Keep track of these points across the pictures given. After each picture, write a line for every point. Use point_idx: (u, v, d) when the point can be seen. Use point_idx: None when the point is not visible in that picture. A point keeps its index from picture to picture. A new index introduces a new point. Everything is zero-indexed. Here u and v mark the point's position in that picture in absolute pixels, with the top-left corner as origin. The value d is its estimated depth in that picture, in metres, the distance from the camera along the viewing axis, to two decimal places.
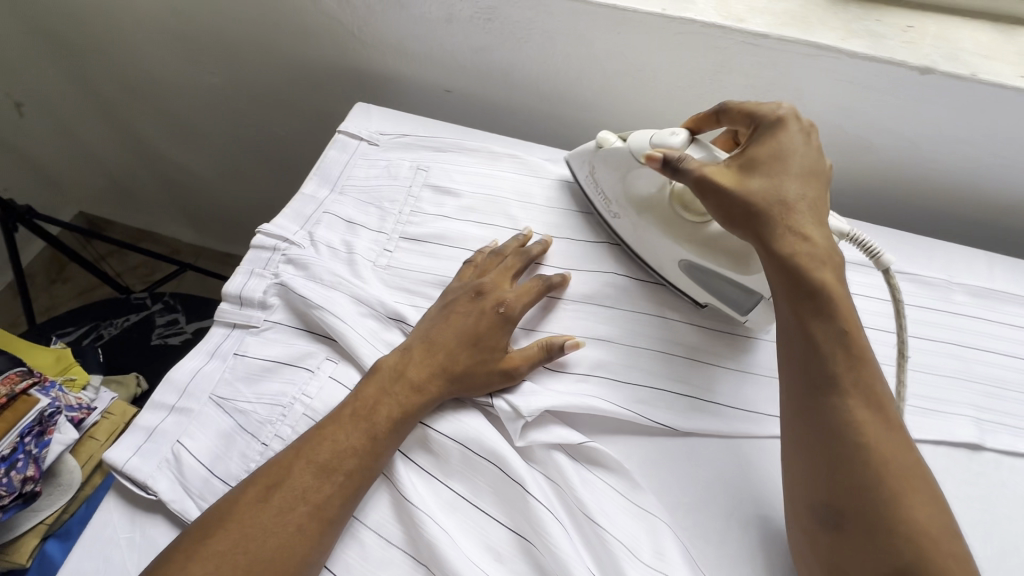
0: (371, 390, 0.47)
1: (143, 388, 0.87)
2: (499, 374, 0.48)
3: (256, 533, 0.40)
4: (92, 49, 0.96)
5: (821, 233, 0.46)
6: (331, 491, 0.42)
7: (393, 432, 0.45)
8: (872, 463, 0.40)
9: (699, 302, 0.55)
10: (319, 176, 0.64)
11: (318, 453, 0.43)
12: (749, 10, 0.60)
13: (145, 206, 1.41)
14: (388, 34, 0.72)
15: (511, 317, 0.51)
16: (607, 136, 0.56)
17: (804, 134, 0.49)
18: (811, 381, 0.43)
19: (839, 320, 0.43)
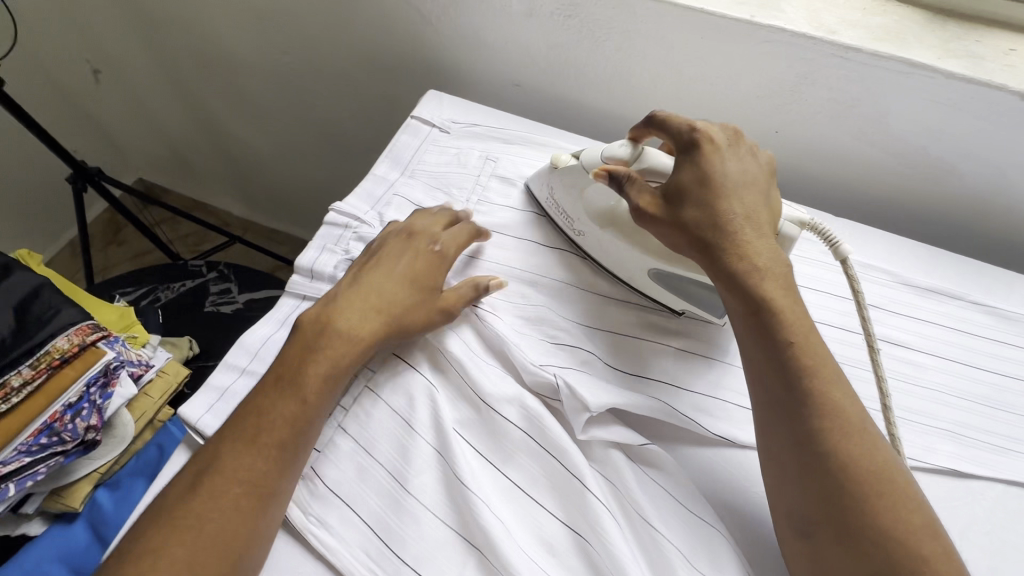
0: (297, 350, 0.46)
1: (194, 352, 0.90)
2: (439, 314, 0.49)
3: (189, 522, 0.39)
4: (170, 22, 1.00)
5: (765, 244, 0.47)
6: (262, 464, 0.42)
7: (324, 391, 0.45)
8: (829, 472, 0.40)
9: (676, 310, 0.55)
10: (390, 159, 0.65)
11: (243, 429, 0.43)
12: (841, 22, 0.58)
13: (201, 177, 1.46)
14: (465, 24, 0.73)
15: (444, 259, 0.53)
16: (560, 155, 0.57)
17: (729, 148, 0.50)
18: (767, 399, 0.44)
19: (785, 336, 0.44)
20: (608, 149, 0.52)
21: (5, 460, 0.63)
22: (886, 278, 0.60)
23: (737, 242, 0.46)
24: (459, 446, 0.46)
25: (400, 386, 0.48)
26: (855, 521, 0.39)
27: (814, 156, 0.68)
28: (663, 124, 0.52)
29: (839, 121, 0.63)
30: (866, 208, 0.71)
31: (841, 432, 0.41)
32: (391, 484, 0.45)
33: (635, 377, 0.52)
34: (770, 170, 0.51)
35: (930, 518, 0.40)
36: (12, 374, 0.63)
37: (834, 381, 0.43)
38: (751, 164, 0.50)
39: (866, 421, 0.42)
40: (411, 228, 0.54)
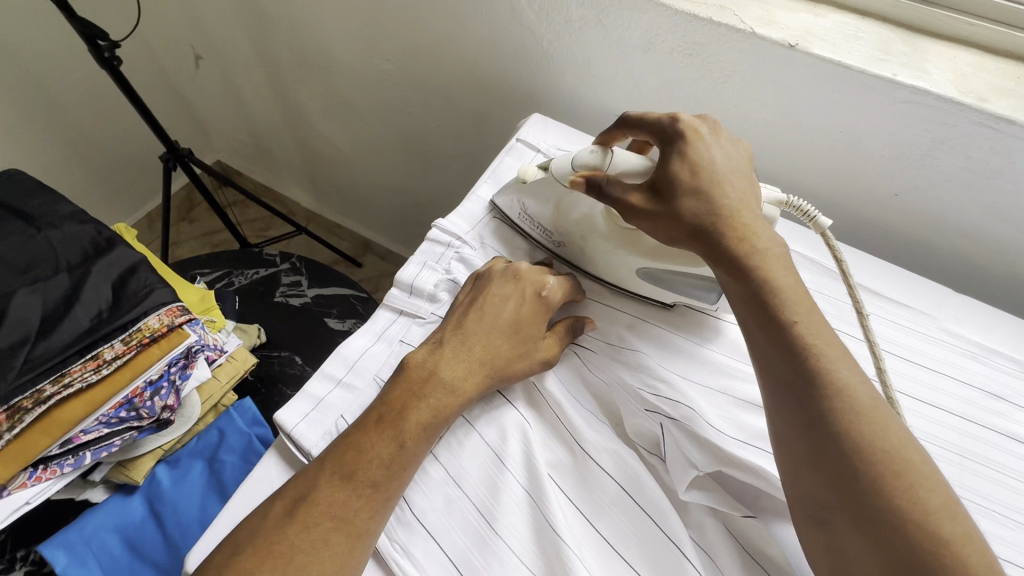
0: (401, 390, 0.45)
1: (261, 340, 0.92)
2: (541, 363, 0.48)
3: (281, 550, 0.38)
4: (277, 17, 1.03)
5: (761, 228, 0.46)
6: (358, 504, 0.40)
7: (422, 437, 0.44)
8: (831, 454, 0.37)
9: (668, 303, 0.56)
10: (493, 180, 0.65)
11: (342, 461, 0.42)
12: (993, 90, 0.54)
13: (276, 165, 1.50)
14: (576, 52, 0.73)
15: (548, 304, 0.51)
16: (528, 168, 0.57)
17: (713, 133, 0.49)
18: (772, 386, 0.41)
19: (784, 313, 0.41)
20: (575, 157, 0.52)
21: (86, 429, 0.65)
22: (1009, 366, 0.55)
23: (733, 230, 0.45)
24: (552, 491, 0.43)
25: (499, 424, 0.46)
26: (865, 505, 0.35)
27: (937, 224, 0.64)
28: (636, 124, 0.51)
29: (972, 191, 0.59)
30: (984, 281, 0.66)
31: (842, 413, 0.37)
32: (475, 518, 0.43)
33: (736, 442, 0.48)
34: (748, 156, 0.50)
35: (950, 499, 0.35)
36: (105, 346, 0.64)
37: (840, 362, 0.39)
38: (734, 153, 0.49)
39: (875, 399, 0.38)
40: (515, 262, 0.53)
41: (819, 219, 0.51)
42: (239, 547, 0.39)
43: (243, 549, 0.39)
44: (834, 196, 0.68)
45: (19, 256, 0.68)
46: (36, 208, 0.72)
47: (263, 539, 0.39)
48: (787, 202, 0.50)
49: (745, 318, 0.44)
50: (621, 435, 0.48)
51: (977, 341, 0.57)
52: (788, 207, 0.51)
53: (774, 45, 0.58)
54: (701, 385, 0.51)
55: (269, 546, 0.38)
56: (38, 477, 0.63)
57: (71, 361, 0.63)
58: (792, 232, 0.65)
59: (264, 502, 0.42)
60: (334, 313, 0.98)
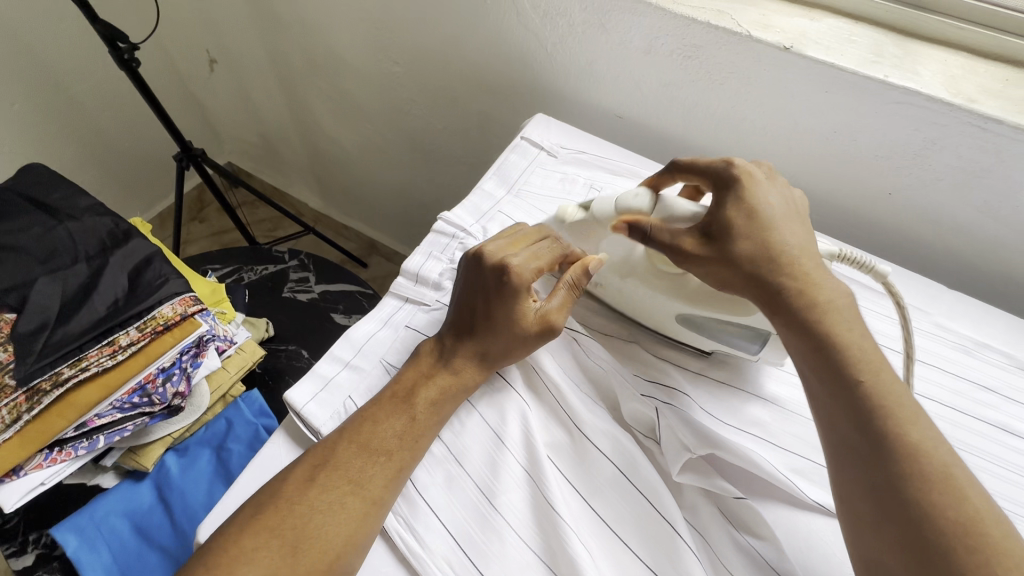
0: (412, 372, 0.48)
1: (269, 334, 0.94)
2: (538, 333, 0.48)
3: (301, 511, 0.41)
4: (291, 21, 1.06)
5: (821, 280, 0.45)
6: (374, 472, 0.43)
7: (433, 414, 0.46)
8: (891, 509, 0.37)
9: (705, 349, 0.54)
10: (498, 177, 0.66)
11: (358, 433, 0.45)
12: (982, 91, 0.56)
13: (286, 167, 1.53)
14: (580, 54, 0.75)
15: (518, 282, 0.48)
16: (567, 208, 0.54)
17: (770, 181, 0.50)
18: (836, 442, 0.41)
19: (855, 371, 0.41)
20: (617, 200, 0.52)
21: (100, 413, 0.67)
22: (1002, 361, 0.56)
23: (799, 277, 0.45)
24: (551, 471, 0.45)
25: (500, 406, 0.48)
26: (934, 561, 0.35)
27: (931, 222, 0.65)
28: (689, 168, 0.53)
29: (963, 189, 0.61)
30: (977, 278, 0.67)
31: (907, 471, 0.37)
32: (477, 495, 0.45)
33: (731, 429, 0.50)
34: (805, 206, 0.51)
35: None
36: (122, 333, 0.67)
37: (913, 424, 0.39)
38: (789, 198, 0.50)
39: (952, 467, 0.37)
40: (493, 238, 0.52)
41: (878, 267, 0.50)
42: (253, 512, 0.41)
43: (263, 512, 0.41)
44: (829, 195, 0.70)
45: (41, 246, 0.71)
46: (58, 201, 0.75)
47: (282, 501, 0.41)
48: (843, 253, 0.50)
49: (807, 372, 0.44)
50: (619, 420, 0.49)
51: (968, 335, 0.58)
52: (842, 259, 0.51)
53: (769, 47, 0.60)
54: (699, 376, 0.53)
55: (291, 506, 0.41)
56: (53, 459, 0.65)
57: (88, 346, 0.65)
58: None
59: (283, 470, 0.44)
60: (340, 309, 1.00)
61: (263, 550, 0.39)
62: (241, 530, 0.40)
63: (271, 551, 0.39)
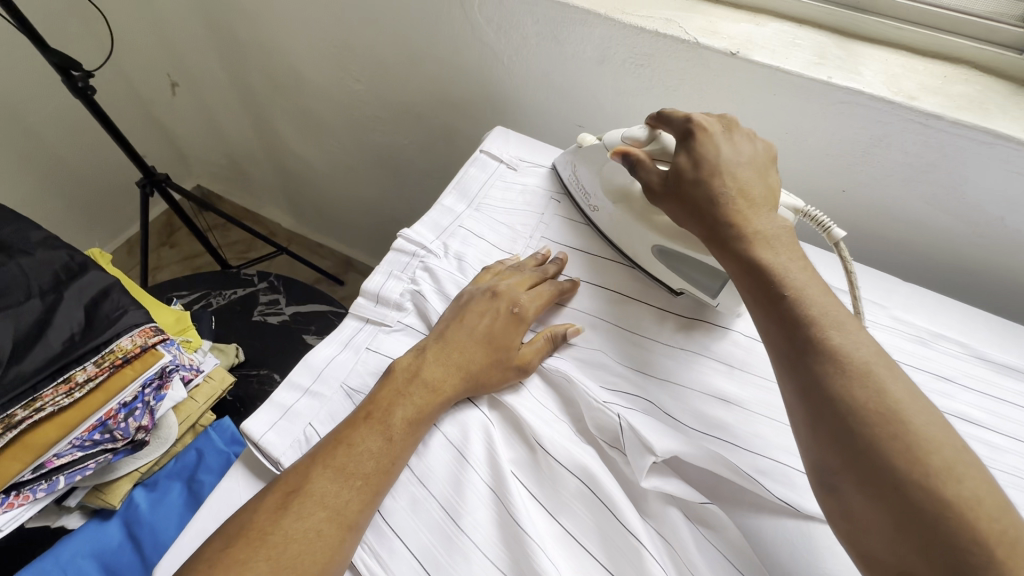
0: (386, 391, 0.48)
1: (239, 359, 0.92)
2: (513, 370, 0.50)
3: (276, 539, 0.40)
4: (249, 42, 1.05)
5: (759, 213, 0.48)
6: (349, 496, 0.42)
7: (410, 433, 0.46)
8: (829, 413, 0.38)
9: (675, 289, 0.58)
10: (458, 191, 0.66)
11: (333, 457, 0.44)
12: (921, 88, 0.58)
13: (256, 188, 1.52)
14: (536, 67, 0.75)
15: (523, 317, 0.53)
16: (587, 138, 0.63)
17: (725, 131, 0.52)
18: (803, 395, 0.40)
19: (783, 285, 0.44)
20: (626, 132, 0.57)
21: (59, 453, 0.65)
22: (957, 349, 0.57)
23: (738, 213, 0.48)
24: (515, 487, 0.45)
25: (466, 423, 0.48)
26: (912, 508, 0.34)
27: (884, 216, 0.66)
28: (666, 119, 0.55)
29: (910, 183, 0.62)
30: (933, 269, 0.69)
31: (838, 371, 0.39)
32: (441, 515, 0.44)
33: (697, 433, 0.50)
34: (767, 156, 0.52)
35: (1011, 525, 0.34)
36: (77, 368, 0.64)
37: (839, 329, 0.41)
38: (746, 149, 0.52)
39: (872, 363, 0.39)
40: (499, 279, 0.56)
41: (834, 229, 0.52)
42: (207, 556, 0.40)
43: (236, 543, 0.40)
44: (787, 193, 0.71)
45: None
46: (9, 236, 0.73)
47: (254, 529, 0.40)
48: (804, 210, 0.53)
49: (746, 294, 0.46)
50: (583, 432, 0.49)
51: (924, 326, 0.59)
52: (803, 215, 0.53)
53: (716, 54, 0.61)
54: (662, 379, 0.53)
55: (265, 537, 0.40)
56: (10, 504, 0.63)
57: (42, 385, 0.62)
58: None
59: (253, 499, 0.43)
60: (311, 330, 0.99)
61: None
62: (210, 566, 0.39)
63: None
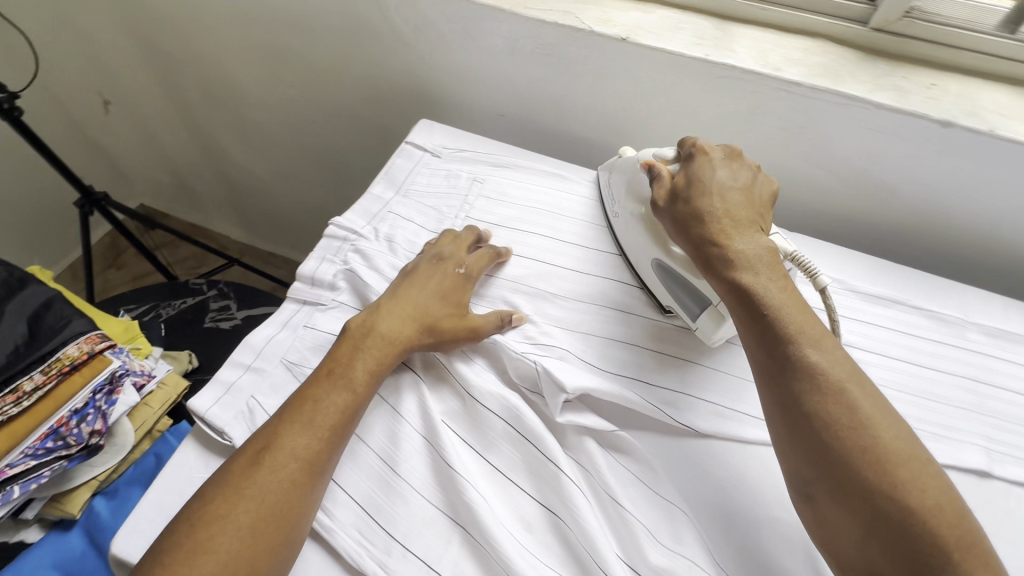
0: (346, 350, 0.52)
1: (193, 365, 0.94)
2: (466, 329, 0.54)
3: (253, 491, 0.43)
4: (181, 54, 1.07)
5: (743, 234, 0.51)
6: (318, 446, 0.46)
7: (371, 382, 0.50)
8: (805, 428, 0.42)
9: (664, 307, 0.60)
10: (386, 180, 0.71)
11: (301, 412, 0.47)
12: (785, 60, 0.66)
13: (202, 202, 1.52)
14: (455, 62, 0.81)
15: (469, 277, 0.59)
16: (628, 151, 0.67)
17: (726, 161, 0.57)
18: (785, 418, 0.43)
19: (764, 306, 0.47)
20: (657, 152, 0.62)
21: (11, 463, 0.65)
22: (834, 285, 0.66)
23: (722, 229, 0.51)
24: (446, 434, 0.50)
25: (397, 383, 0.53)
26: (882, 521, 0.38)
27: (772, 177, 0.75)
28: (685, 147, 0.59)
29: (787, 146, 0.70)
30: (818, 220, 0.78)
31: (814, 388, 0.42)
32: (381, 467, 0.49)
33: (609, 375, 0.56)
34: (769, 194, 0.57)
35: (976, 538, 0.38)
36: (24, 378, 0.66)
37: (817, 346, 0.44)
38: (743, 178, 0.56)
39: (847, 382, 0.42)
40: (440, 245, 0.61)
41: (821, 275, 0.51)
42: (175, 525, 0.42)
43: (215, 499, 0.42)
44: None
45: None
46: None
47: (231, 485, 0.43)
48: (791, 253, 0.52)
49: (732, 314, 0.49)
50: (507, 383, 0.55)
51: None
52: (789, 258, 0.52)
53: (609, 40, 0.68)
54: (578, 332, 0.59)
55: (243, 490, 0.42)
56: None
57: None
58: None
59: (224, 462, 0.45)
60: None
61: (219, 537, 0.40)
62: (189, 531, 0.41)
63: (231, 532, 0.40)
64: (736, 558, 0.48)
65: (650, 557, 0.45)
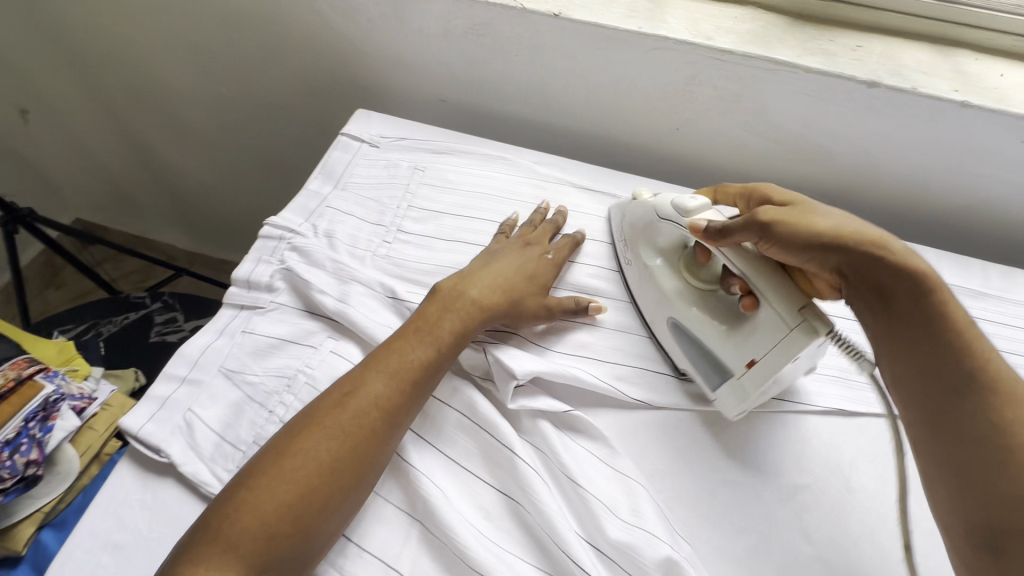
0: (434, 309, 0.52)
1: (140, 383, 0.89)
2: (545, 310, 0.56)
3: (336, 430, 0.43)
4: (102, 55, 1.00)
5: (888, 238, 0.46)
6: (401, 399, 0.46)
7: (455, 344, 0.50)
8: (980, 452, 0.39)
9: (680, 369, 0.56)
10: (323, 174, 0.69)
11: (386, 363, 0.47)
12: (716, 29, 0.66)
13: (142, 211, 1.44)
14: (389, 47, 0.78)
15: (555, 263, 0.60)
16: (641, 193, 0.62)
17: None
18: (963, 440, 0.40)
19: (942, 318, 0.43)
20: (678, 200, 0.56)
21: None
22: None
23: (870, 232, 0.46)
24: None
25: None
26: None
27: (713, 146, 0.75)
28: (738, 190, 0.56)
29: (725, 115, 0.71)
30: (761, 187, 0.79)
31: (987, 403, 0.40)
32: None
33: (563, 356, 0.56)
34: None
35: None
36: None
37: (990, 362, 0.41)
38: None
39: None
40: (524, 233, 0.62)
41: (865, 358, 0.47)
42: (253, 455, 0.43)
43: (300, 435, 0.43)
44: (634, 138, 0.79)
45: None
46: None
47: (316, 422, 0.44)
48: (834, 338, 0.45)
49: (881, 325, 0.45)
50: (458, 372, 0.54)
51: None
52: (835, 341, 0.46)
53: (541, 16, 0.67)
54: None
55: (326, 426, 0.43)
56: None
57: None
58: (602, 174, 0.72)
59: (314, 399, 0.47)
60: None
61: (301, 469, 0.42)
62: (274, 458, 0.42)
63: (313, 466, 0.42)
64: (697, 525, 0.48)
65: (611, 533, 0.45)
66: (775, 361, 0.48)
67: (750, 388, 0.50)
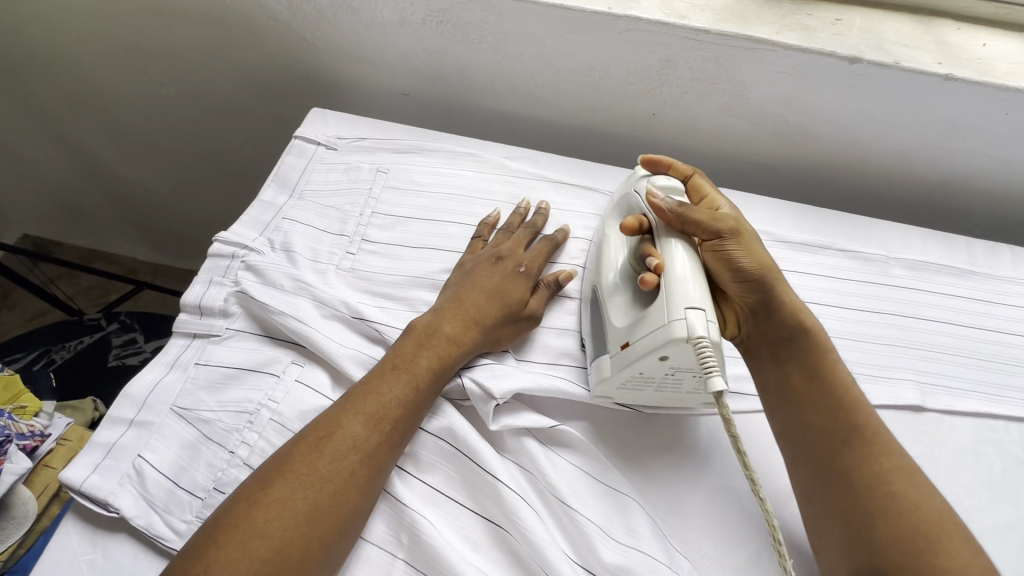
0: (410, 344, 0.48)
1: (99, 413, 0.83)
2: (525, 321, 0.53)
3: (313, 480, 0.40)
4: (27, 59, 0.92)
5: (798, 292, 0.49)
6: (379, 440, 0.43)
7: (434, 380, 0.47)
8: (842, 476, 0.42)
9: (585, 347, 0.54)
10: (277, 183, 0.64)
11: (362, 404, 0.44)
12: (690, 7, 0.62)
13: (94, 223, 1.35)
14: (343, 39, 0.73)
15: (529, 275, 0.55)
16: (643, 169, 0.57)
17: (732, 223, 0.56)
18: (830, 467, 0.43)
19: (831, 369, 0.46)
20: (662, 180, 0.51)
21: None
22: (763, 237, 0.64)
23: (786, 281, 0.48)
24: None
25: (309, 413, 0.46)
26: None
27: (692, 131, 0.72)
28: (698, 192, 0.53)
29: (702, 99, 0.68)
30: (742, 170, 0.76)
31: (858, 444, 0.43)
32: None
33: (544, 367, 0.53)
34: None
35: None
36: None
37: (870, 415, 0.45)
38: None
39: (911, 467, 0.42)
40: (498, 244, 0.57)
41: (714, 375, 0.40)
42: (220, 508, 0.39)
43: (272, 484, 0.39)
44: (609, 125, 0.75)
45: None
46: None
47: (290, 471, 0.40)
48: (692, 338, 0.41)
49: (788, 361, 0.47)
50: None
51: None
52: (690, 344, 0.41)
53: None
54: None
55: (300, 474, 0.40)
56: None
57: None
58: (578, 166, 0.68)
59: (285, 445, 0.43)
60: None
61: (275, 523, 0.38)
62: (245, 510, 0.38)
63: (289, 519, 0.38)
64: (694, 538, 0.46)
65: (606, 556, 0.42)
66: (640, 350, 0.44)
67: (613, 367, 0.47)
